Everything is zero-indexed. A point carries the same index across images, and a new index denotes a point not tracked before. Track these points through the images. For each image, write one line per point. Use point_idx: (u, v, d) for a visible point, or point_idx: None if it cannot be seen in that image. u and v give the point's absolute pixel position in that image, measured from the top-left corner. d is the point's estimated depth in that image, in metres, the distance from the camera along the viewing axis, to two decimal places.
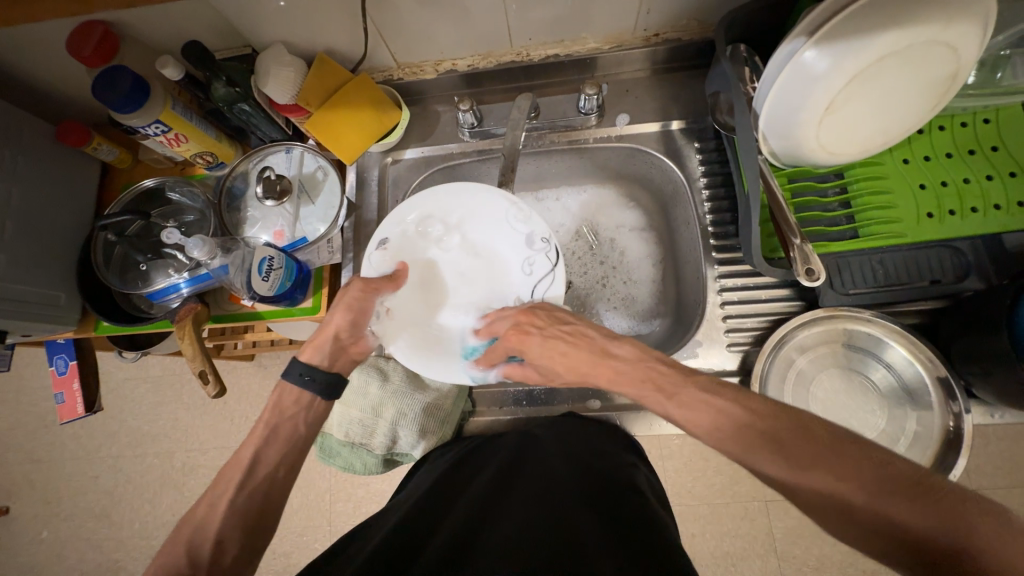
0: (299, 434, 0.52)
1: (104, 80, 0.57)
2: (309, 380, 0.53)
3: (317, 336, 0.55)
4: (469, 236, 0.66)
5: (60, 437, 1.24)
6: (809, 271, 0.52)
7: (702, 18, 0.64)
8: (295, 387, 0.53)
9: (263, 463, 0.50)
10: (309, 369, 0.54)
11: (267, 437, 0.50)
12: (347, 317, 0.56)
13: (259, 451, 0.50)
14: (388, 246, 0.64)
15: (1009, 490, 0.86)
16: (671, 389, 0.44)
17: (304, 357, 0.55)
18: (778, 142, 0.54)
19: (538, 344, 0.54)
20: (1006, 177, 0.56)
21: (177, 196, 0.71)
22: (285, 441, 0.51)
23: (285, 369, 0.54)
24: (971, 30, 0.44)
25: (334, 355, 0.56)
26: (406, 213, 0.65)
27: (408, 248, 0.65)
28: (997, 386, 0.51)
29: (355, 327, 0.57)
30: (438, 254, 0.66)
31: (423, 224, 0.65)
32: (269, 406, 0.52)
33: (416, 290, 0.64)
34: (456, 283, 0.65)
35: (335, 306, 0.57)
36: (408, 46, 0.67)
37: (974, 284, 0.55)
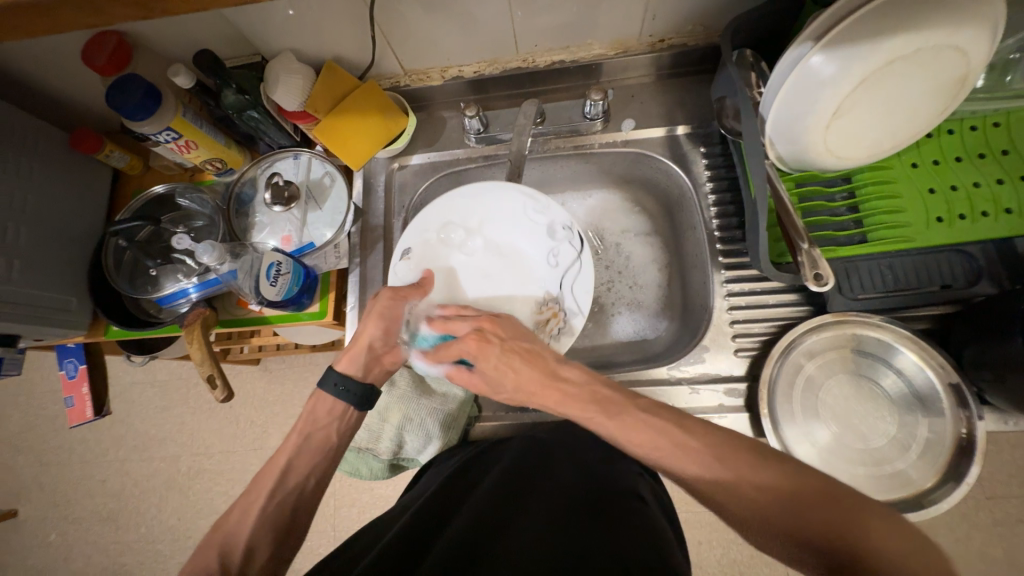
0: (331, 440, 0.55)
1: (117, 88, 0.58)
2: (344, 390, 0.56)
3: (352, 347, 0.57)
4: (490, 237, 0.66)
5: (68, 440, 1.25)
6: (818, 275, 0.51)
7: (707, 23, 0.64)
8: (330, 396, 0.56)
9: (295, 471, 0.52)
10: (343, 379, 0.56)
11: (300, 444, 0.53)
12: (379, 326, 0.57)
13: (291, 460, 0.52)
14: (411, 255, 0.64)
15: (1022, 499, 0.85)
16: (613, 410, 0.46)
17: (339, 367, 0.57)
18: (785, 147, 0.54)
19: (496, 356, 0.52)
20: (1016, 180, 0.55)
21: (186, 202, 0.71)
22: (318, 448, 0.54)
23: (320, 380, 0.56)
24: (980, 34, 0.44)
25: (368, 364, 0.58)
26: (426, 221, 0.65)
27: (430, 254, 0.65)
28: (1010, 392, 0.50)
29: (388, 336, 0.58)
30: (461, 259, 0.65)
31: (443, 231, 0.65)
32: (304, 413, 0.55)
33: (443, 296, 0.63)
34: (485, 287, 0.64)
35: (367, 316, 0.57)
36: (415, 54, 0.68)
37: (986, 289, 0.54)
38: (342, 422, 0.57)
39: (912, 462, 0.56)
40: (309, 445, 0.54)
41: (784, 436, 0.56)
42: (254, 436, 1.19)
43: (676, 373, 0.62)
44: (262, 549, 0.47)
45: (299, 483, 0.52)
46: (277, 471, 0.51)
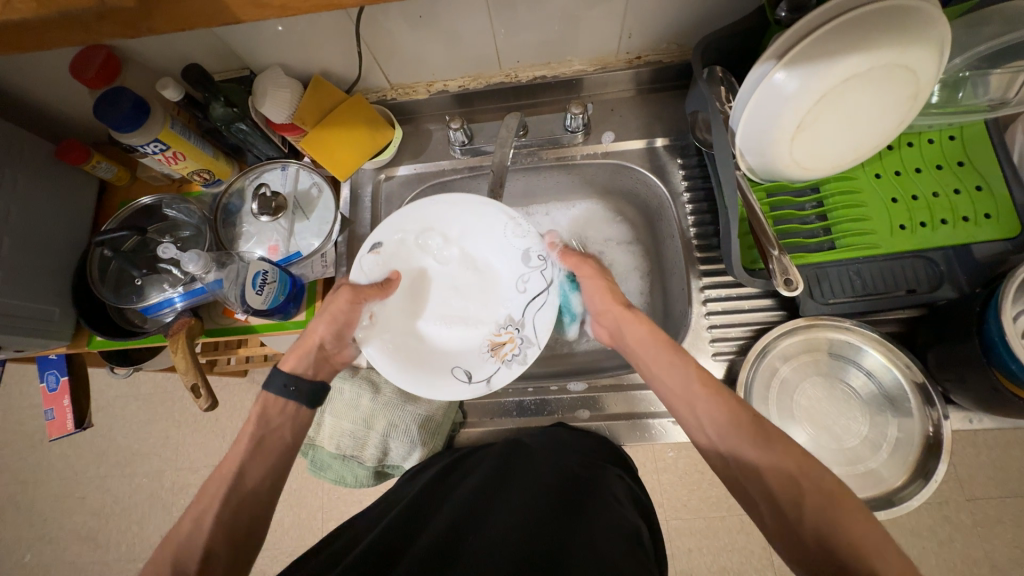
0: (285, 442, 0.53)
1: (104, 100, 0.59)
2: (294, 390, 0.55)
3: (299, 346, 0.58)
4: (466, 248, 0.67)
5: (47, 456, 1.23)
6: (787, 280, 0.53)
7: (681, 41, 0.67)
8: (279, 396, 0.55)
9: (251, 474, 0.50)
10: (293, 378, 0.55)
11: (253, 448, 0.51)
12: (331, 327, 0.58)
13: (246, 462, 0.50)
14: (380, 251, 0.64)
15: (1003, 500, 0.87)
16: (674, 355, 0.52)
17: (286, 367, 0.56)
18: (753, 158, 0.57)
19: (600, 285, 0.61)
20: (972, 190, 0.58)
21: (173, 213, 0.72)
22: (271, 452, 0.52)
23: (269, 380, 0.55)
24: (927, 53, 0.47)
25: (318, 363, 0.59)
26: (405, 220, 0.65)
27: (402, 255, 0.66)
28: (973, 392, 0.52)
29: (336, 335, 0.59)
30: (431, 263, 0.67)
31: (421, 234, 0.66)
32: (254, 416, 0.53)
33: (405, 299, 0.65)
34: (447, 295, 0.67)
35: (321, 314, 0.58)
36: (401, 68, 0.70)
37: (947, 293, 0.57)
38: (298, 421, 0.55)
39: (883, 461, 0.57)
40: (266, 447, 0.52)
41: None
42: None
43: None
44: (218, 560, 0.45)
45: (257, 485, 0.50)
46: (229, 477, 0.49)
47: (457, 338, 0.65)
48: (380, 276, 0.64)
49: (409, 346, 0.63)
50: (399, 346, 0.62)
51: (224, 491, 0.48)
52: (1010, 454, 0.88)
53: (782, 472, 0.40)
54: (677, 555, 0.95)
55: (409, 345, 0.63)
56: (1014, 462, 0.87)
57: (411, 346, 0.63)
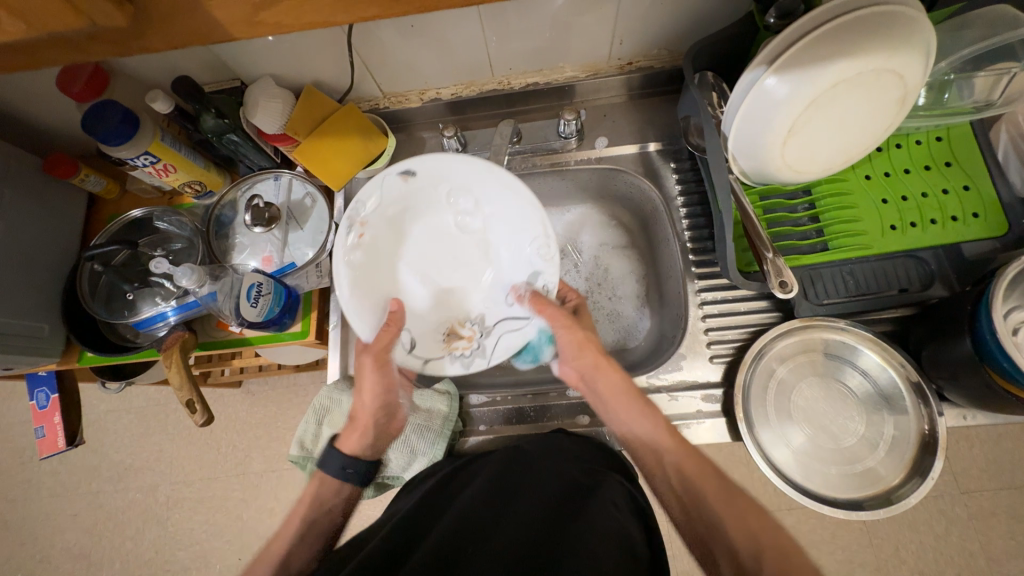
0: (334, 526, 0.58)
1: (94, 113, 0.58)
2: (351, 472, 0.60)
3: (353, 427, 0.62)
4: (482, 228, 0.64)
5: (37, 473, 1.20)
6: (782, 283, 0.54)
7: (672, 47, 0.68)
8: (336, 479, 0.60)
9: (297, 557, 0.54)
10: (350, 461, 0.60)
11: (301, 522, 0.57)
12: (373, 403, 0.62)
13: (291, 546, 0.55)
14: (407, 180, 0.61)
15: (996, 492, 0.88)
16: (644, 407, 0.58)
17: (344, 448, 0.61)
18: (746, 162, 0.57)
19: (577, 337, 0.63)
20: (960, 190, 0.59)
21: (165, 225, 0.71)
22: (315, 521, 0.57)
23: (326, 464, 0.61)
24: (914, 58, 0.48)
25: (374, 440, 0.63)
26: (446, 166, 0.61)
27: (425, 194, 0.63)
28: (965, 389, 0.53)
29: (381, 404, 0.62)
30: (443, 213, 0.64)
31: (448, 188, 0.63)
32: (310, 491, 0.60)
33: (394, 236, 0.63)
34: (442, 255, 0.65)
35: (361, 390, 0.62)
36: (393, 77, 0.70)
37: (939, 292, 0.58)
38: (349, 500, 0.61)
39: (881, 459, 0.58)
40: (311, 530, 0.57)
41: (758, 439, 0.58)
42: (236, 462, 1.16)
43: (655, 382, 0.64)
44: None
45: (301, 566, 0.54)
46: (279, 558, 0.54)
47: (415, 298, 0.63)
48: (381, 201, 0.61)
49: (373, 278, 0.61)
50: (362, 276, 0.60)
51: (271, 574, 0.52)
52: (1002, 447, 0.90)
53: (750, 533, 0.45)
54: (678, 556, 0.95)
55: (371, 271, 0.61)
56: (1005, 454, 0.89)
57: (374, 276, 0.61)
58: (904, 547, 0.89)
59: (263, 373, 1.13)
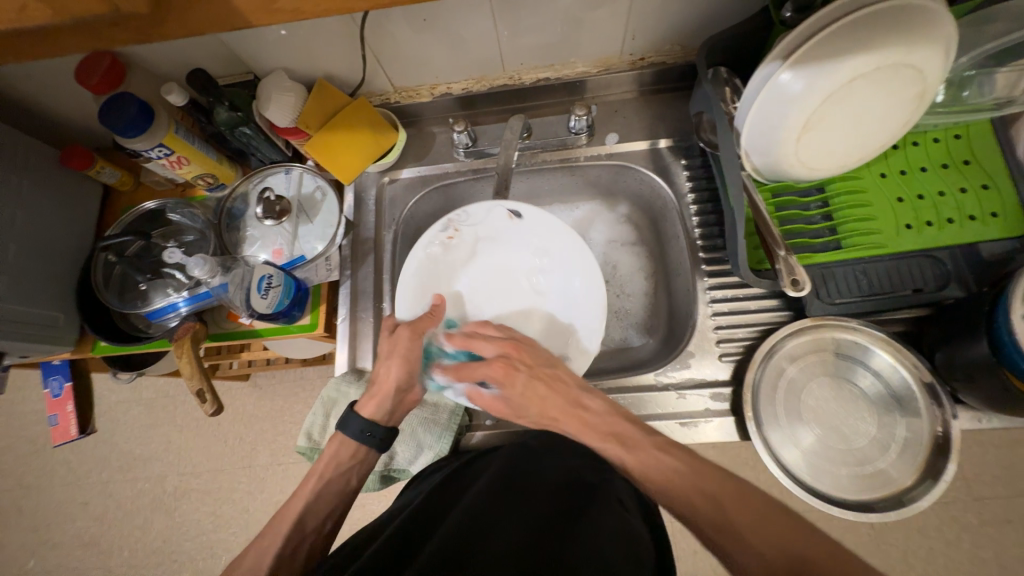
0: (349, 488, 0.55)
1: (109, 105, 0.59)
2: (369, 436, 0.55)
3: (376, 391, 0.56)
4: (545, 294, 0.65)
5: (50, 461, 1.22)
6: (795, 281, 0.53)
7: (684, 42, 0.67)
8: (353, 441, 0.55)
9: (312, 517, 0.52)
10: (370, 425, 0.55)
11: (318, 489, 0.53)
12: (401, 369, 0.56)
13: (307, 509, 0.52)
14: (513, 217, 0.66)
15: (1010, 499, 0.87)
16: (631, 443, 0.48)
17: (363, 412, 0.56)
18: (759, 158, 0.56)
19: (524, 384, 0.53)
20: (979, 189, 0.58)
21: (177, 217, 0.72)
22: (334, 495, 0.54)
23: (344, 422, 0.56)
24: (933, 52, 0.47)
25: (393, 409, 0.57)
26: (548, 226, 0.66)
27: (519, 237, 0.67)
28: (981, 391, 0.52)
29: (412, 377, 0.57)
30: (523, 258, 0.66)
31: (537, 245, 0.66)
32: (327, 457, 0.55)
33: (470, 258, 0.67)
34: (501, 292, 0.66)
35: (390, 356, 0.57)
36: (404, 71, 0.70)
37: (955, 292, 0.57)
38: (365, 466, 0.56)
39: (892, 461, 0.57)
40: (323, 494, 0.53)
41: (767, 439, 0.57)
42: (244, 454, 1.17)
43: (664, 379, 0.63)
44: None
45: (316, 529, 0.52)
46: (293, 519, 0.51)
47: (456, 307, 0.65)
48: (480, 222, 0.67)
49: (437, 275, 0.66)
50: (430, 270, 0.65)
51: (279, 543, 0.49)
52: (1016, 453, 0.88)
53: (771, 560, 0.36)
54: (683, 557, 0.95)
55: (437, 265, 0.66)
56: (1020, 460, 0.87)
57: (437, 271, 0.66)
58: (913, 553, 0.88)
59: (271, 366, 1.14)
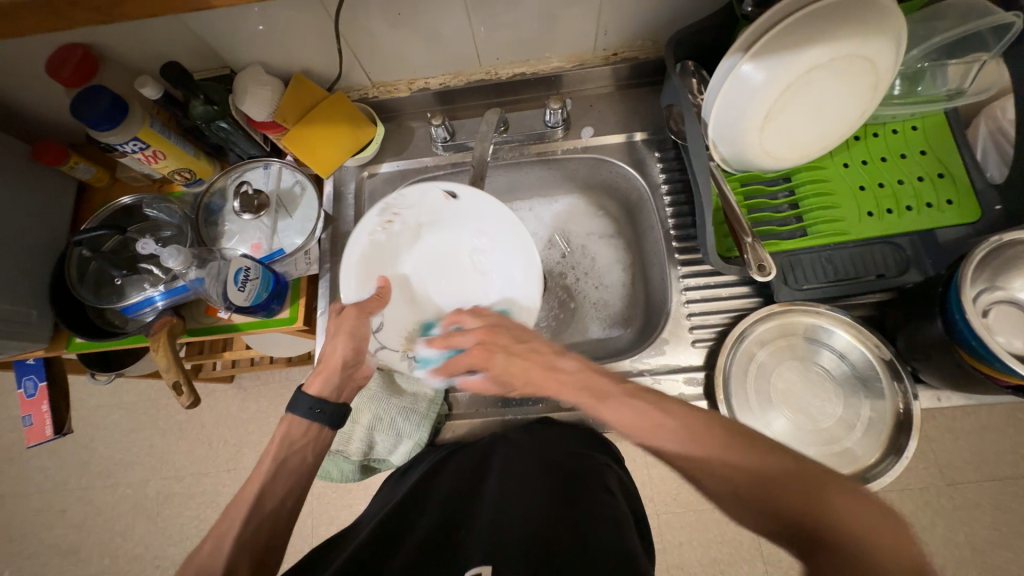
0: (305, 464, 0.55)
1: (81, 98, 0.59)
2: (319, 412, 0.56)
3: (322, 368, 0.57)
4: (487, 271, 0.67)
5: (26, 469, 1.20)
6: (761, 267, 0.55)
7: (655, 38, 0.69)
8: (303, 420, 0.56)
9: (272, 496, 0.51)
10: (319, 402, 0.56)
11: (275, 469, 0.53)
12: (348, 344, 0.58)
13: (263, 488, 0.51)
14: (450, 197, 0.65)
15: (980, 483, 0.90)
16: (604, 393, 0.49)
17: (311, 391, 0.57)
18: (726, 148, 0.58)
19: (504, 363, 0.54)
20: (935, 177, 0.61)
21: (153, 213, 0.72)
22: (292, 473, 0.53)
23: (292, 404, 0.56)
24: (885, 45, 0.49)
25: (342, 384, 0.59)
26: (483, 206, 0.64)
27: (457, 216, 0.67)
28: (937, 369, 0.54)
29: (358, 353, 0.59)
30: (465, 237, 0.68)
31: (475, 226, 0.67)
32: (278, 437, 0.55)
33: (414, 241, 0.68)
34: (441, 271, 0.68)
35: (336, 334, 0.58)
36: (381, 66, 0.71)
37: (914, 277, 0.59)
38: (320, 443, 0.56)
39: (857, 439, 0.59)
40: (283, 470, 0.53)
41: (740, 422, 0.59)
42: (228, 457, 1.16)
43: (639, 365, 0.65)
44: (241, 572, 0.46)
45: (275, 509, 0.51)
46: (250, 499, 0.50)
47: (399, 291, 0.66)
48: (418, 206, 0.66)
49: (379, 258, 0.65)
50: (374, 254, 0.65)
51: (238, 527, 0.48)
52: (986, 439, 0.91)
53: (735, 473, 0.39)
54: (669, 549, 0.96)
55: (377, 252, 0.65)
56: (989, 446, 0.90)
57: (381, 257, 0.65)
58: None
59: (255, 366, 1.13)
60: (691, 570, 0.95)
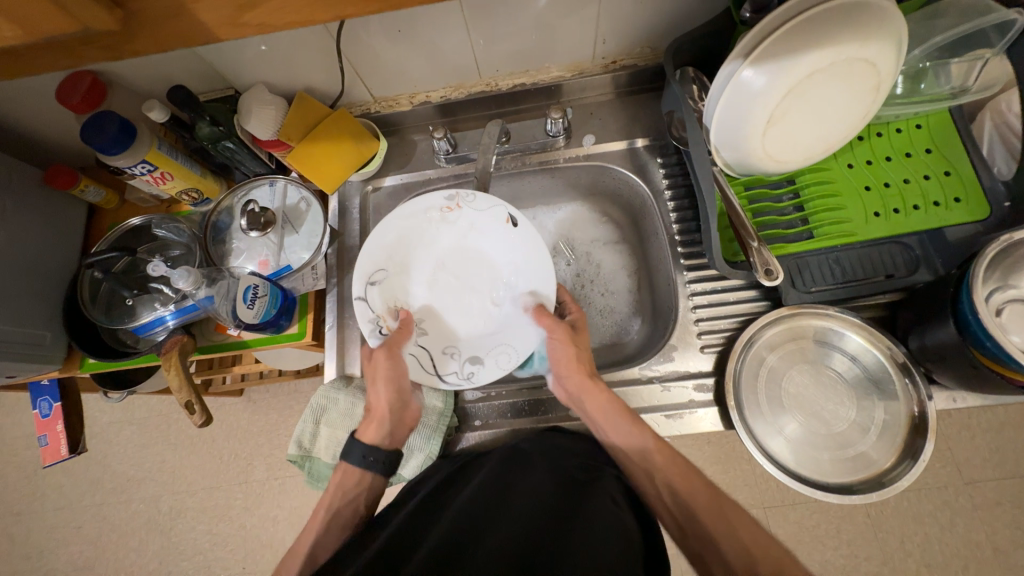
0: (355, 513, 0.60)
1: (90, 123, 0.60)
2: (372, 460, 0.60)
3: (371, 417, 0.61)
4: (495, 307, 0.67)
5: (41, 486, 1.21)
6: (768, 271, 0.55)
7: (654, 44, 0.69)
8: (359, 468, 0.60)
9: (322, 550, 0.57)
10: (370, 450, 0.60)
11: (325, 522, 0.59)
12: (387, 390, 0.61)
13: (316, 541, 0.58)
14: (512, 222, 0.67)
15: (999, 481, 0.88)
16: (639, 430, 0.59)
17: (365, 439, 0.61)
18: (729, 153, 0.58)
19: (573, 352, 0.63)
20: (941, 176, 0.60)
21: (163, 232, 0.72)
22: (340, 524, 0.59)
23: (348, 453, 0.60)
24: (886, 46, 0.49)
25: (392, 429, 0.62)
26: (539, 250, 0.66)
27: (515, 243, 0.68)
28: (951, 369, 0.53)
29: (401, 399, 0.62)
30: (502, 258, 0.69)
31: (516, 257, 0.68)
32: (333, 488, 0.61)
33: (457, 237, 0.70)
34: (462, 274, 0.69)
35: (375, 381, 0.61)
36: (383, 82, 0.72)
37: (924, 276, 0.58)
38: (371, 489, 0.61)
39: (872, 443, 0.58)
40: (332, 522, 0.59)
41: (751, 427, 0.58)
42: (239, 471, 1.16)
43: (648, 372, 0.64)
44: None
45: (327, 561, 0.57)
46: (305, 554, 0.56)
47: (419, 268, 0.69)
48: (482, 213, 0.69)
49: (415, 238, 0.69)
50: (416, 228, 0.69)
51: (300, 565, 0.56)
52: (1003, 436, 0.90)
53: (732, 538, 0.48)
54: (683, 555, 0.95)
55: (420, 228, 0.69)
56: (1006, 442, 0.89)
57: (417, 235, 0.69)
58: (909, 540, 0.89)
59: (264, 380, 1.14)
60: None
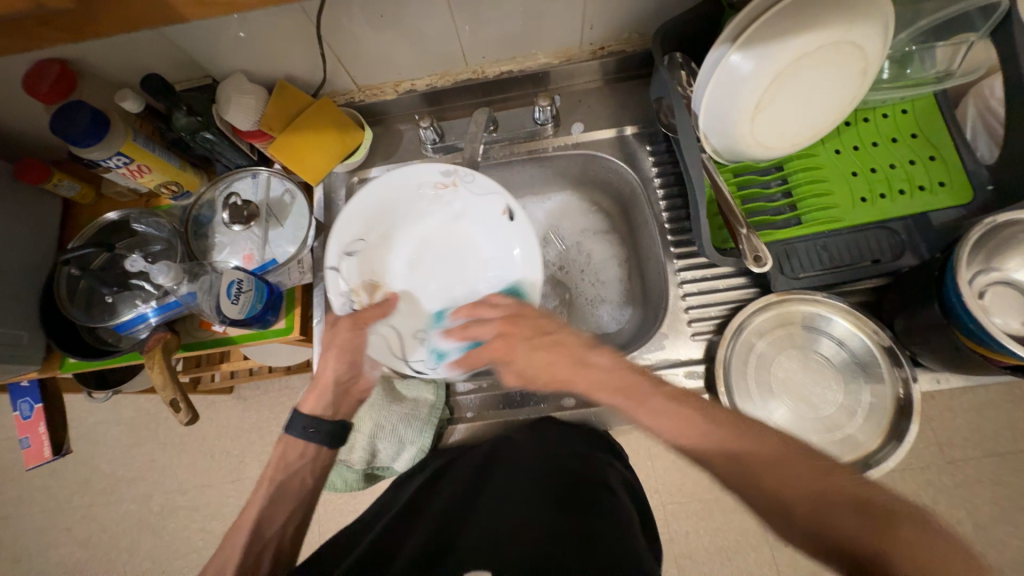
0: (304, 484, 0.57)
1: (60, 114, 0.58)
2: (313, 432, 0.57)
3: (315, 388, 0.59)
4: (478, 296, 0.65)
5: (28, 489, 1.19)
6: (757, 258, 0.55)
7: (641, 30, 0.69)
8: (298, 440, 0.58)
9: (272, 521, 0.54)
10: (312, 422, 0.58)
11: (274, 492, 0.55)
12: (340, 363, 0.58)
13: (263, 511, 0.54)
14: (507, 214, 0.63)
15: (980, 460, 0.90)
16: (640, 397, 0.49)
17: (304, 410, 0.58)
18: (717, 140, 0.58)
19: (526, 355, 0.55)
20: (926, 161, 0.61)
21: (142, 228, 0.70)
22: (291, 499, 0.56)
23: (289, 424, 0.58)
24: (872, 29, 0.49)
25: (336, 401, 0.59)
26: (525, 248, 0.63)
27: (505, 233, 0.65)
28: (937, 352, 0.54)
29: (348, 371, 0.59)
30: (485, 247, 0.67)
31: (505, 247, 0.65)
32: (274, 459, 0.57)
33: (447, 219, 0.68)
34: (445, 255, 0.68)
35: (329, 347, 0.59)
36: (366, 70, 0.70)
37: (910, 261, 0.59)
38: (317, 463, 0.58)
39: (859, 425, 0.59)
40: (279, 493, 0.55)
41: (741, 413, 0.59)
42: (231, 468, 1.15)
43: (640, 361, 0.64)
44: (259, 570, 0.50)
45: (277, 532, 0.54)
46: (249, 525, 0.53)
47: (402, 243, 0.68)
48: (477, 196, 0.65)
49: (399, 212, 0.67)
50: (404, 202, 0.67)
51: (245, 536, 0.52)
52: (983, 417, 0.91)
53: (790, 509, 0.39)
54: (676, 540, 0.97)
55: (409, 200, 0.67)
56: (986, 424, 0.91)
57: (406, 208, 0.67)
58: None
59: (254, 376, 1.12)
60: (699, 560, 0.95)
